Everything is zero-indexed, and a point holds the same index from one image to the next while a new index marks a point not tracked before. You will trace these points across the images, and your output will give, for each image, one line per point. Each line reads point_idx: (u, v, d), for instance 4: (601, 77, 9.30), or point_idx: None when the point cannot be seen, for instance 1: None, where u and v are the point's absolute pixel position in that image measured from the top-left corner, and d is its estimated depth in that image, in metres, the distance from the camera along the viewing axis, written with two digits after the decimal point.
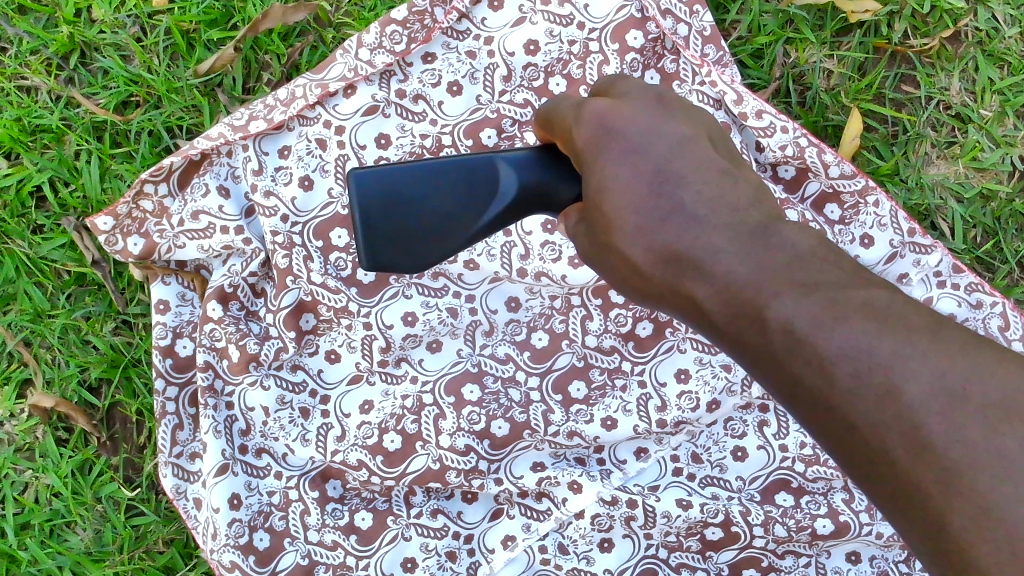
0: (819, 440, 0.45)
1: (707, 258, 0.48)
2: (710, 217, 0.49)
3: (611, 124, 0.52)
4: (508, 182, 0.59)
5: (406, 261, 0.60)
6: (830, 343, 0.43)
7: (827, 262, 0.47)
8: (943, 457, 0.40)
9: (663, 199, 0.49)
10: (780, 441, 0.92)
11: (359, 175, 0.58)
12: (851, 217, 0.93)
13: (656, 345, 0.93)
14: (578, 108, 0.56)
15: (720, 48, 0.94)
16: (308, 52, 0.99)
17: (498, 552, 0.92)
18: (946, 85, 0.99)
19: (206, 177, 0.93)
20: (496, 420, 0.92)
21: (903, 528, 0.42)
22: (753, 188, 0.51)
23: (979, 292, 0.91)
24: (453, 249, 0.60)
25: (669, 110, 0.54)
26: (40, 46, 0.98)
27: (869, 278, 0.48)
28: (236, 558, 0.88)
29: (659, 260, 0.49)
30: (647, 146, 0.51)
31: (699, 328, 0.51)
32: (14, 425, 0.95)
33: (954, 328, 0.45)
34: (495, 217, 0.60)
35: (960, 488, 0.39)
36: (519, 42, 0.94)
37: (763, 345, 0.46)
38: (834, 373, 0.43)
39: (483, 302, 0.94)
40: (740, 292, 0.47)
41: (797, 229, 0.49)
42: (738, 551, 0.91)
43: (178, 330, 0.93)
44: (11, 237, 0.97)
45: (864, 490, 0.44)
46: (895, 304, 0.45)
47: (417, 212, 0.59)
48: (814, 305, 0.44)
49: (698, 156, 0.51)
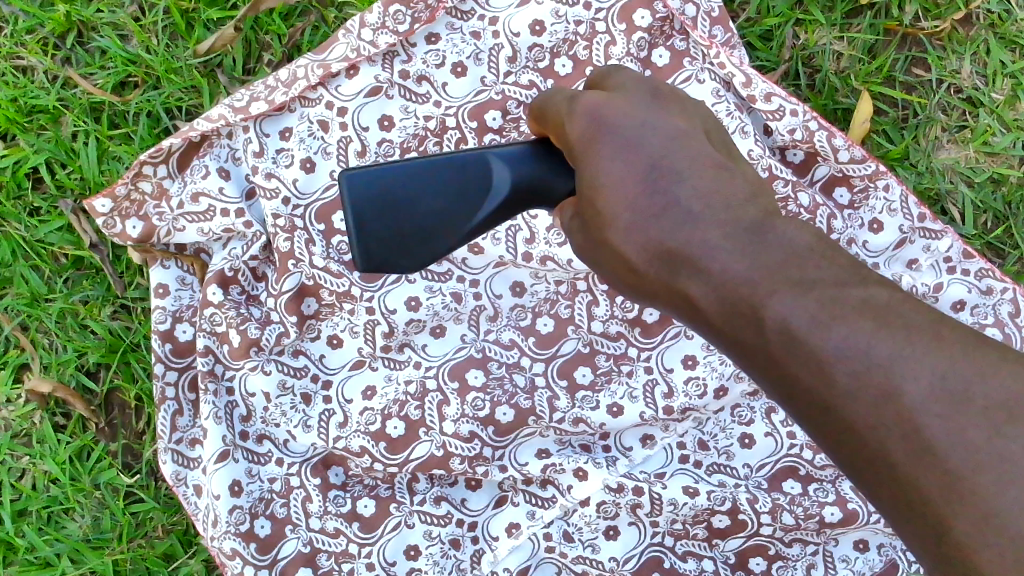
0: (814, 437, 0.45)
1: (702, 255, 0.46)
2: (706, 213, 0.46)
3: (604, 117, 0.50)
4: (501, 177, 0.57)
5: (401, 262, 0.57)
6: (830, 343, 0.42)
7: (826, 259, 0.45)
8: (945, 461, 0.40)
9: (656, 195, 0.47)
10: (788, 429, 0.91)
11: (349, 176, 0.56)
12: (860, 201, 0.92)
13: (663, 331, 0.92)
14: (570, 100, 0.53)
15: (728, 29, 0.92)
16: (309, 32, 0.97)
17: (503, 539, 0.90)
18: (958, 68, 0.97)
19: (205, 159, 0.91)
20: (501, 407, 0.90)
21: (900, 527, 0.42)
22: (749, 183, 0.49)
23: (989, 279, 0.90)
24: (449, 248, 0.58)
25: (663, 104, 0.52)
26: (36, 25, 0.96)
27: (867, 273, 0.46)
28: (237, 546, 0.87)
29: (653, 256, 0.47)
30: (641, 140, 0.49)
31: (691, 325, 0.49)
32: (10, 411, 0.94)
33: (951, 325, 0.44)
34: (489, 214, 0.58)
35: (960, 494, 0.39)
36: (524, 23, 0.93)
37: (759, 344, 0.45)
38: (832, 375, 0.42)
39: (487, 287, 0.93)
40: (737, 290, 0.45)
41: (796, 226, 0.46)
42: (744, 538, 0.90)
43: (178, 315, 0.92)
44: (7, 221, 0.95)
45: (860, 487, 0.43)
46: (894, 302, 0.44)
47: (410, 211, 0.57)
48: (812, 305, 0.43)
49: (693, 151, 0.49)
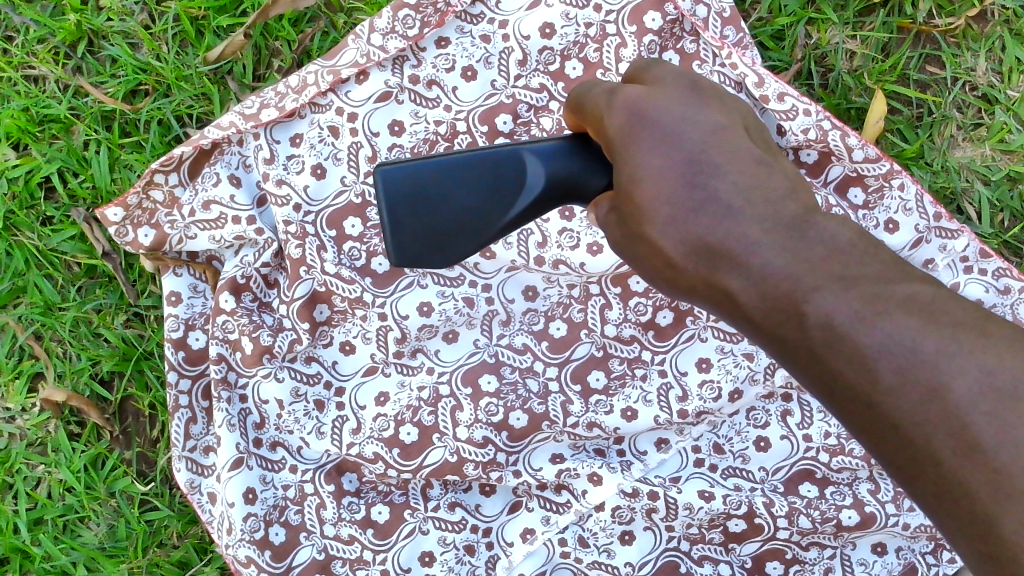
0: (857, 436, 0.44)
1: (742, 249, 0.45)
2: (745, 209, 0.46)
3: (643, 111, 0.49)
4: (535, 174, 0.55)
5: (434, 257, 0.56)
6: (873, 339, 0.41)
7: (868, 254, 0.44)
8: (993, 458, 0.38)
9: (696, 190, 0.46)
10: (804, 431, 0.90)
11: (385, 170, 0.54)
12: (875, 200, 0.91)
13: (677, 334, 0.91)
14: (609, 94, 0.52)
15: (739, 29, 0.91)
16: (318, 38, 0.97)
17: (518, 545, 0.90)
18: (972, 65, 0.96)
19: (216, 166, 0.91)
20: (514, 412, 0.90)
21: (947, 528, 0.41)
22: (789, 179, 0.48)
23: (1007, 278, 0.88)
24: (480, 244, 0.56)
25: (703, 98, 0.50)
26: (47, 34, 0.97)
27: (909, 269, 0.45)
28: (252, 554, 0.87)
29: (692, 251, 0.46)
30: (681, 134, 0.48)
31: (730, 322, 0.48)
32: (25, 420, 0.94)
33: (1000, 322, 0.42)
34: (523, 211, 0.56)
35: (1009, 492, 0.38)
36: (534, 26, 0.92)
37: (801, 340, 0.44)
38: (875, 371, 0.41)
39: (499, 291, 0.92)
40: (778, 285, 0.44)
41: (837, 220, 0.45)
42: (761, 543, 0.90)
43: (190, 322, 0.92)
44: (20, 230, 0.96)
45: (905, 487, 0.42)
46: (940, 298, 0.43)
47: (444, 208, 0.55)
48: (855, 300, 0.42)
49: (732, 146, 0.48)
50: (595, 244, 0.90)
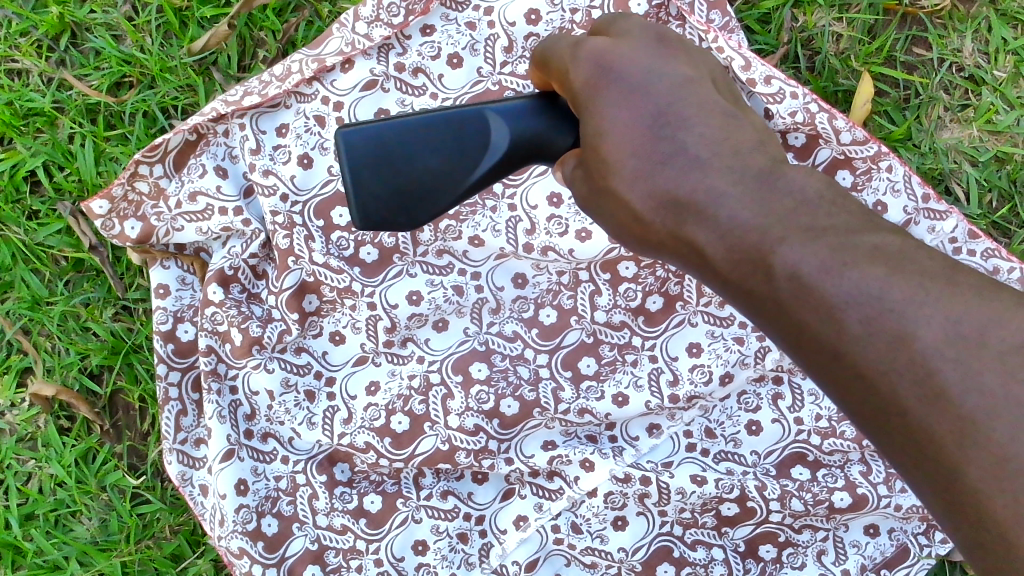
0: (824, 389, 0.44)
1: (710, 202, 0.45)
2: (713, 160, 0.46)
3: (610, 62, 0.49)
4: (499, 133, 0.55)
5: (400, 219, 0.55)
6: (839, 289, 0.41)
7: (836, 205, 0.45)
8: (958, 407, 0.38)
9: (663, 143, 0.47)
10: (795, 415, 0.90)
11: (346, 133, 0.54)
12: (863, 183, 0.90)
13: (667, 319, 0.91)
14: (574, 45, 0.51)
15: (725, 13, 0.91)
16: (303, 27, 0.96)
17: (510, 532, 0.90)
18: (959, 46, 0.96)
19: (202, 158, 0.91)
20: (505, 400, 0.90)
21: (912, 479, 0.41)
22: (757, 132, 0.49)
23: (995, 258, 0.88)
24: (445, 206, 0.55)
25: (671, 51, 0.50)
26: (29, 27, 0.96)
27: (877, 221, 0.45)
28: (244, 545, 0.87)
29: (659, 204, 0.46)
30: (646, 87, 0.48)
31: (698, 278, 0.48)
32: (15, 415, 0.94)
33: (966, 272, 0.42)
34: (487, 172, 0.55)
35: (974, 439, 0.38)
36: (519, 12, 0.92)
37: (769, 293, 0.43)
38: (842, 321, 0.41)
39: (488, 279, 0.92)
40: (745, 237, 0.44)
41: (806, 173, 0.46)
42: (754, 526, 0.90)
43: (178, 315, 0.92)
44: (6, 224, 0.95)
45: (870, 439, 0.42)
46: (907, 249, 0.43)
47: (409, 168, 0.54)
48: (823, 252, 0.42)
49: (699, 99, 0.48)
50: (584, 230, 0.90)
